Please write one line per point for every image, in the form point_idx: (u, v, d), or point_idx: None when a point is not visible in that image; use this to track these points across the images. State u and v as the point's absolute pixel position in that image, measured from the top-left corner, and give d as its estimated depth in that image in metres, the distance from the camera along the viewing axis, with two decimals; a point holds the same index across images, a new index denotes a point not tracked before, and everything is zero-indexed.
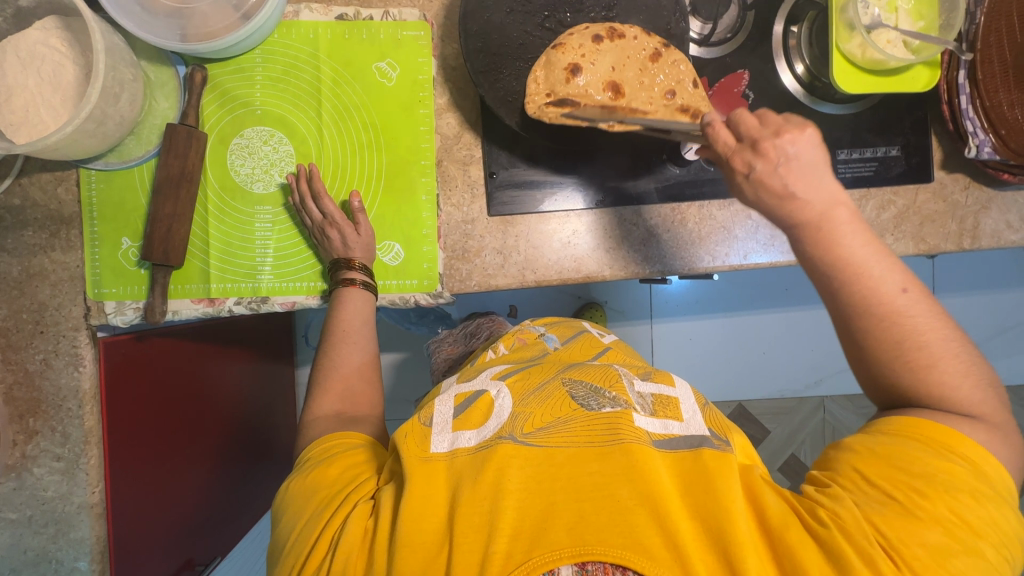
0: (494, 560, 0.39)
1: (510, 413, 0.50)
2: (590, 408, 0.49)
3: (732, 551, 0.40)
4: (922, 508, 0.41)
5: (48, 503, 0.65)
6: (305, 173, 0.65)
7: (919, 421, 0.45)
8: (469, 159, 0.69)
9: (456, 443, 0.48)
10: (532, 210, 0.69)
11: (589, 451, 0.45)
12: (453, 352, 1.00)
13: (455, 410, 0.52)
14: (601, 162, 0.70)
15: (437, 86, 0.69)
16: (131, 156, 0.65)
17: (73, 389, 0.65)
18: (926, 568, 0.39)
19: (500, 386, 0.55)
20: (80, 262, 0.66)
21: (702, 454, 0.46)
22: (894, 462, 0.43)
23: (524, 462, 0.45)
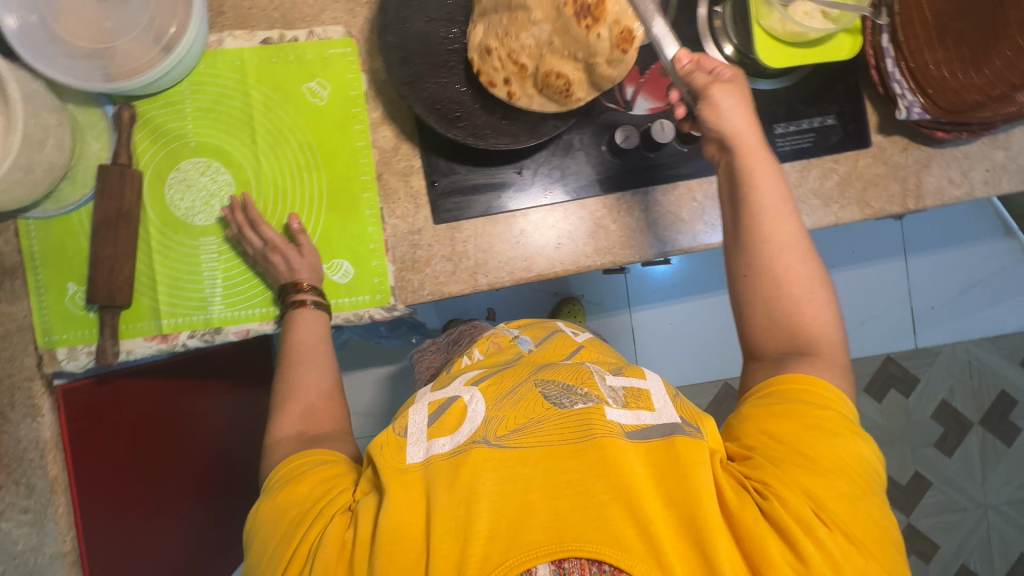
0: (470, 564, 0.39)
1: (482, 418, 0.50)
2: (562, 406, 0.48)
3: (705, 537, 0.41)
4: (823, 455, 0.46)
5: (18, 557, 0.64)
6: (240, 204, 0.65)
7: (792, 376, 0.53)
8: (409, 169, 0.69)
9: (431, 451, 0.48)
10: (477, 214, 0.69)
11: (563, 449, 0.45)
12: (434, 360, 1.01)
13: (430, 418, 0.52)
14: (541, 160, 0.70)
15: (369, 101, 0.68)
16: (67, 201, 0.64)
17: (33, 440, 0.65)
18: (841, 509, 0.44)
19: (471, 391, 0.54)
20: (27, 312, 0.65)
21: (676, 441, 0.46)
22: (796, 421, 0.49)
23: (497, 465, 0.44)
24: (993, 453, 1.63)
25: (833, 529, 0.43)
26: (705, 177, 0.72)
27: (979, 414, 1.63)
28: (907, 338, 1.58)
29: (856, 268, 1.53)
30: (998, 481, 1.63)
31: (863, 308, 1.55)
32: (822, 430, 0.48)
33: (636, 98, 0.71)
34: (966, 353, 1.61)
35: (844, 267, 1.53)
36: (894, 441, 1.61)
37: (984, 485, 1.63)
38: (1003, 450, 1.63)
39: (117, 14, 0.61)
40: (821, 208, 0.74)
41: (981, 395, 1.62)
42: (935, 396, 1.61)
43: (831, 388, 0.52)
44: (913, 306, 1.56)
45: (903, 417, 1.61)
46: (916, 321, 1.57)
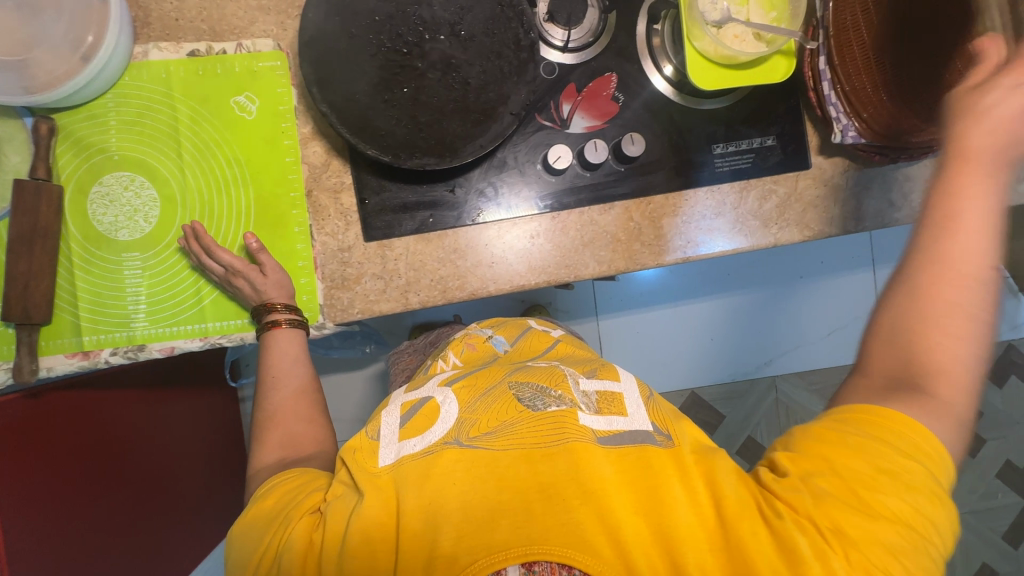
0: (442, 563, 0.43)
1: (455, 419, 0.54)
2: (536, 409, 0.52)
3: (674, 543, 0.45)
4: (859, 494, 0.44)
5: None
6: (192, 233, 0.64)
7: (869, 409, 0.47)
8: (339, 186, 0.68)
9: (401, 452, 0.52)
10: (408, 232, 0.68)
11: (534, 452, 0.48)
12: (413, 362, 1.02)
13: (401, 418, 0.56)
14: (475, 177, 0.69)
15: (299, 115, 0.67)
16: None
17: None
18: (868, 540, 0.43)
19: (445, 393, 0.59)
20: None
21: (646, 449, 0.49)
22: (837, 455, 0.46)
23: (467, 466, 0.48)
24: (958, 464, 1.64)
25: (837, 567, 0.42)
26: (642, 197, 0.71)
27: None
28: None
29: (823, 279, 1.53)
30: (962, 492, 1.64)
31: (830, 319, 1.56)
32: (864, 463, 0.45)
33: (572, 116, 0.70)
34: None
35: (812, 278, 1.53)
36: None
37: (948, 495, 1.64)
38: (968, 462, 1.64)
39: (31, 21, 0.59)
40: (759, 229, 0.73)
41: None
42: None
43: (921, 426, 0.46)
44: None
45: None
46: None
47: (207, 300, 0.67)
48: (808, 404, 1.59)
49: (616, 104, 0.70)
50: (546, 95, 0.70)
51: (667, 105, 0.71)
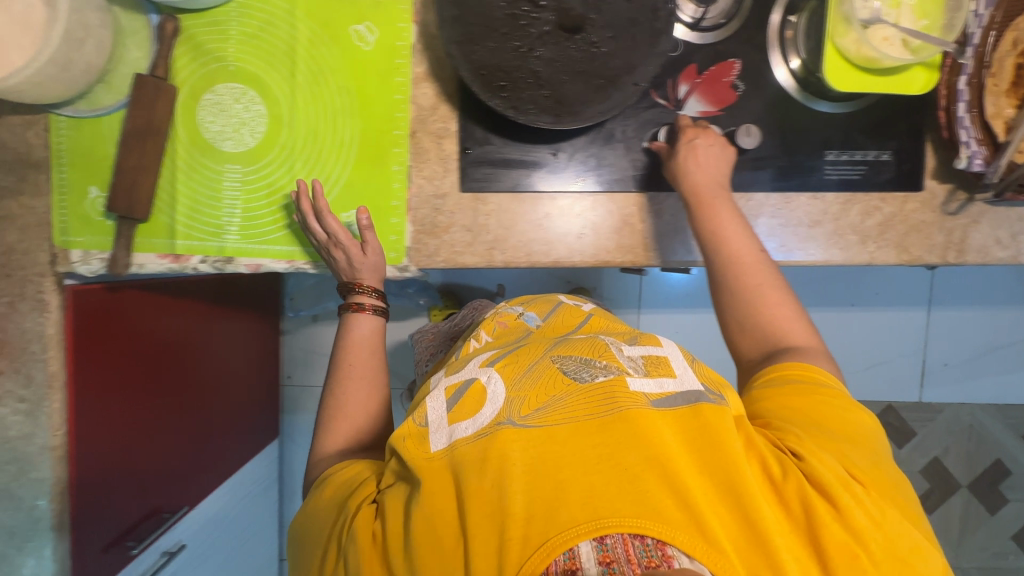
0: (510, 547, 0.37)
1: (505, 398, 0.46)
2: (583, 380, 0.46)
3: (749, 504, 0.40)
4: (822, 424, 0.49)
5: (9, 442, 0.67)
6: (305, 191, 0.64)
7: (792, 363, 0.55)
8: (443, 132, 0.67)
9: (454, 437, 0.44)
10: (504, 188, 0.68)
11: (589, 423, 0.43)
12: (434, 339, 1.01)
13: (448, 403, 0.47)
14: (580, 145, 0.68)
15: (415, 54, 0.66)
16: (100, 104, 0.64)
17: (38, 333, 0.67)
18: (864, 468, 0.46)
19: (490, 370, 0.49)
20: (48, 208, 0.65)
21: (702, 410, 0.44)
22: (820, 401, 0.51)
23: (527, 443, 0.42)
24: (974, 518, 1.61)
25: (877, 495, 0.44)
26: (744, 192, 0.69)
27: (968, 477, 1.60)
28: (912, 390, 1.55)
29: (876, 310, 1.51)
30: (972, 547, 1.62)
31: (876, 351, 1.53)
32: (815, 400, 0.51)
33: (688, 98, 0.67)
34: (971, 416, 1.57)
35: (862, 306, 1.51)
36: None
37: (958, 546, 1.61)
38: (985, 518, 1.60)
39: None
40: (855, 245, 0.71)
41: (975, 460, 1.59)
42: (927, 452, 1.58)
43: (819, 367, 0.55)
44: (926, 358, 1.54)
45: None
46: (925, 374, 1.55)
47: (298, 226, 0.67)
48: None
49: (736, 92, 0.68)
50: (666, 72, 0.68)
51: (786, 100, 0.68)
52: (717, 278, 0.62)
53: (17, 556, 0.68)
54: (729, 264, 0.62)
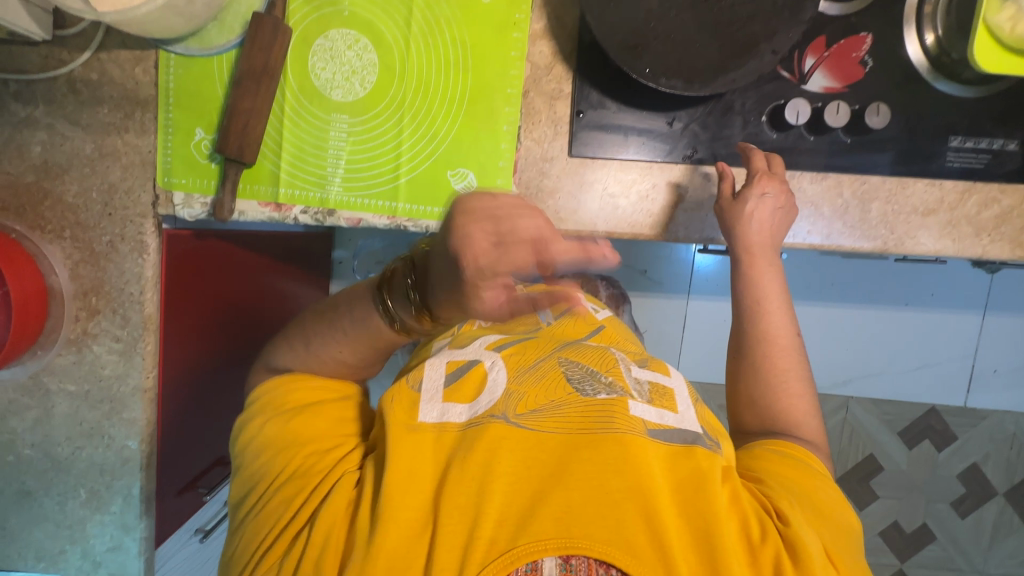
0: (476, 547, 0.40)
1: (502, 390, 0.53)
2: (585, 393, 0.53)
3: (718, 555, 0.42)
4: (811, 499, 0.51)
5: (103, 381, 0.68)
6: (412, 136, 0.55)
7: (788, 440, 0.59)
8: (557, 93, 0.65)
9: (446, 416, 0.50)
10: (615, 155, 0.66)
11: (582, 436, 0.47)
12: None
13: (448, 378, 0.55)
14: (696, 115, 0.65)
15: (534, 10, 0.64)
16: (212, 44, 0.62)
17: (136, 275, 0.66)
18: (846, 562, 0.48)
19: (495, 358, 0.58)
20: (152, 148, 0.64)
21: (695, 452, 0.49)
22: (804, 481, 0.53)
23: (515, 449, 0.46)
24: (1007, 525, 1.60)
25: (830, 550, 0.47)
26: (860, 174, 0.67)
27: (1006, 485, 1.58)
28: (958, 394, 1.52)
29: (931, 312, 1.47)
30: (1001, 554, 1.61)
31: (926, 353, 1.50)
32: (806, 479, 0.54)
33: (813, 72, 0.65)
34: (1015, 424, 1.54)
35: (917, 307, 1.47)
36: (912, 489, 1.58)
37: (987, 553, 1.61)
38: (1018, 526, 1.60)
39: None
40: (969, 237, 0.69)
41: (1015, 468, 1.58)
42: (967, 457, 1.57)
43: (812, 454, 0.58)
44: (976, 364, 1.50)
45: (928, 470, 1.58)
46: (973, 379, 1.51)
47: (403, 181, 0.65)
48: (874, 432, 1.55)
49: (864, 68, 0.65)
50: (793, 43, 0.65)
51: (916, 80, 0.65)
52: (745, 341, 0.66)
53: (106, 493, 0.69)
54: (765, 340, 0.64)
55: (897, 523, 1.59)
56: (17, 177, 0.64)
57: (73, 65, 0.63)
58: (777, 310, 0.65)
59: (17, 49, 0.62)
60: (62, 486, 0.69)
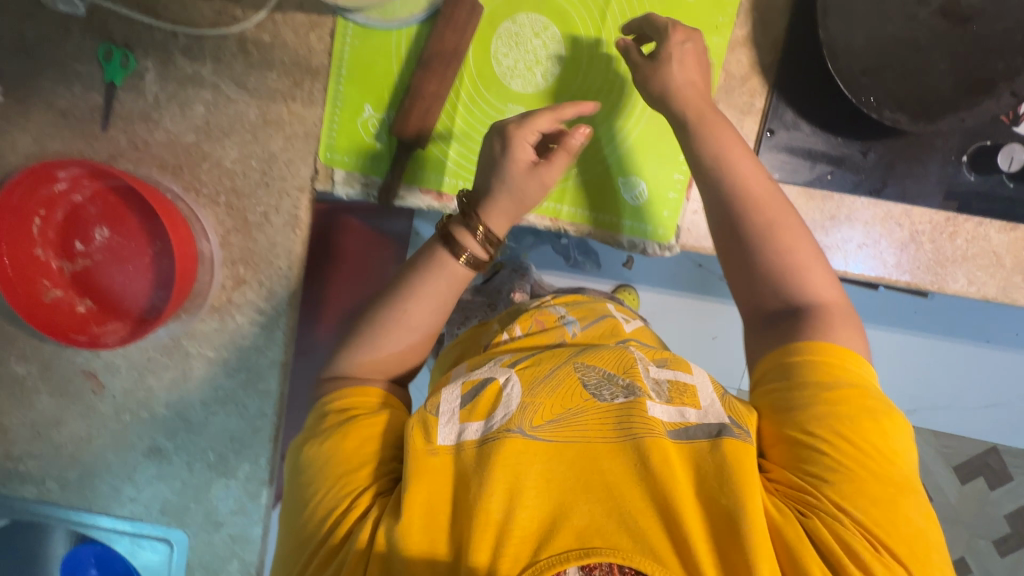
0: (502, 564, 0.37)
1: (517, 403, 0.43)
2: (602, 399, 0.44)
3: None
4: (877, 443, 0.42)
5: (244, 351, 0.67)
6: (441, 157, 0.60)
7: (826, 342, 0.47)
8: (748, 107, 0.61)
9: (464, 437, 0.42)
10: (799, 181, 0.62)
11: (601, 444, 0.41)
12: (475, 298, 0.87)
13: (464, 398, 0.44)
14: (893, 147, 0.61)
15: (740, 15, 0.60)
16: (393, 17, 0.59)
17: (286, 249, 0.64)
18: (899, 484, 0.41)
19: (508, 371, 0.46)
20: (318, 121, 0.61)
21: (726, 447, 0.41)
22: (867, 417, 0.43)
23: (535, 458, 0.40)
24: None
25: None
26: None
27: None
28: None
29: None
30: None
31: None
32: (875, 420, 0.43)
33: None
34: None
35: None
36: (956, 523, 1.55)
37: None
38: None
39: None
40: None
41: None
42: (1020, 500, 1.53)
43: (850, 356, 0.46)
44: None
45: (976, 507, 1.53)
46: None
47: (571, 184, 0.62)
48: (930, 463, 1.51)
49: None
50: None
51: None
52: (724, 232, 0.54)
53: (233, 459, 0.70)
54: (748, 217, 0.52)
55: None
56: (177, 136, 0.62)
57: (246, 24, 0.59)
58: (824, 290, 0.51)
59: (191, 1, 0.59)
60: (192, 447, 0.70)
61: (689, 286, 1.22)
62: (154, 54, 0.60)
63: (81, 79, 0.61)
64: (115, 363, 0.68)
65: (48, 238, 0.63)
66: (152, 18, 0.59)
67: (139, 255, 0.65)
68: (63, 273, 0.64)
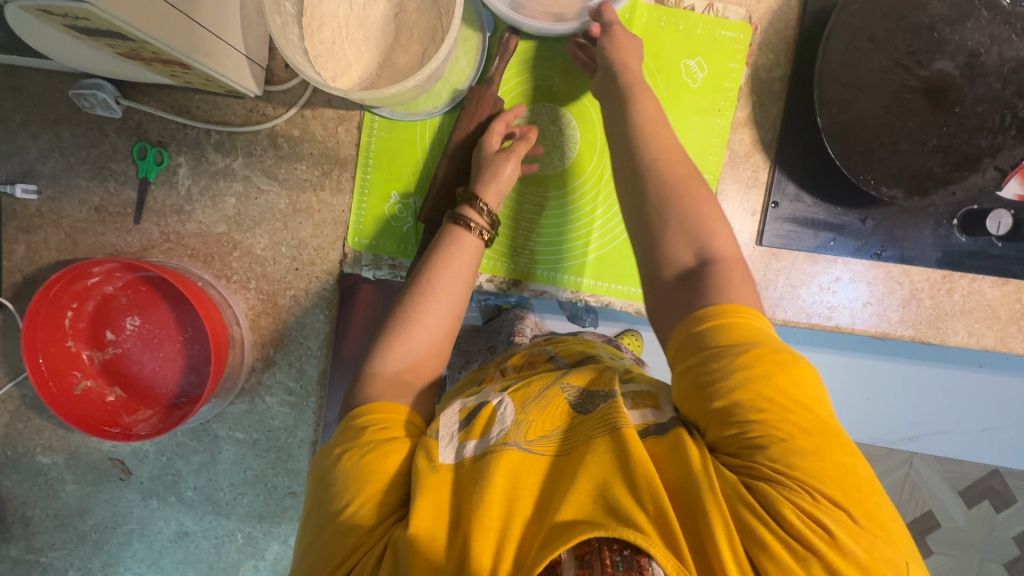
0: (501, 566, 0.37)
1: (512, 420, 0.45)
2: (587, 411, 0.45)
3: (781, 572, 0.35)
4: (805, 405, 0.40)
5: (273, 431, 0.68)
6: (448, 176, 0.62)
7: (715, 307, 0.44)
8: (752, 181, 0.65)
9: (461, 454, 0.44)
10: (804, 248, 0.65)
11: (582, 446, 0.42)
12: (473, 342, 0.87)
13: (462, 422, 0.47)
14: (889, 213, 0.65)
15: (740, 98, 0.64)
16: (417, 110, 0.63)
17: (316, 329, 0.66)
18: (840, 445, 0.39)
19: (501, 395, 0.49)
20: (346, 208, 0.64)
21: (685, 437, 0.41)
22: (790, 376, 0.40)
23: (527, 468, 0.42)
24: None
25: (870, 543, 0.36)
26: None
27: None
28: None
29: None
30: None
31: None
32: (789, 375, 0.40)
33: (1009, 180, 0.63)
34: None
35: None
36: (967, 547, 1.55)
37: None
38: None
39: None
40: None
41: None
42: None
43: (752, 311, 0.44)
44: None
45: (985, 529, 1.55)
46: None
47: (590, 257, 0.66)
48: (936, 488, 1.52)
49: None
50: None
51: None
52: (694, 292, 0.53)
53: (262, 539, 0.70)
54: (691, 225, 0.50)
55: None
56: (209, 227, 0.64)
57: (277, 120, 0.62)
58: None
59: (223, 100, 0.62)
60: (220, 529, 0.70)
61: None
62: (187, 150, 0.63)
63: (115, 176, 0.63)
64: (142, 449, 0.68)
65: (79, 329, 0.64)
66: (185, 117, 0.62)
67: (169, 341, 0.66)
68: (94, 363, 0.65)
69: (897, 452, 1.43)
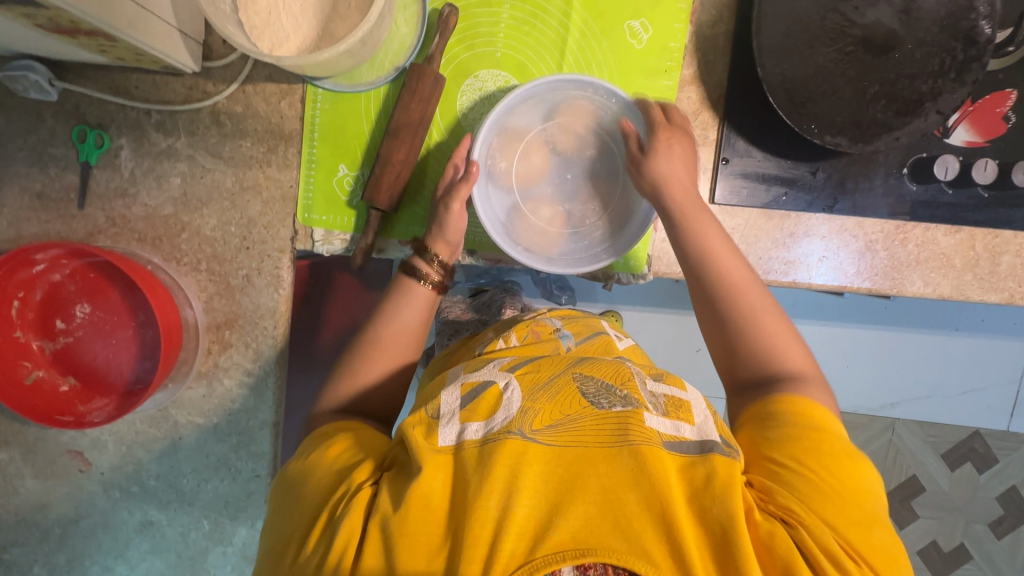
0: (499, 561, 0.36)
1: (518, 407, 0.42)
2: (600, 406, 0.42)
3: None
4: (845, 483, 0.42)
5: (234, 415, 0.67)
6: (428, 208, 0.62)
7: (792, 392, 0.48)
8: (702, 140, 0.65)
9: (462, 437, 0.41)
10: (757, 204, 0.65)
11: (594, 452, 0.39)
12: (462, 316, 0.84)
13: (464, 399, 0.43)
14: (839, 166, 0.65)
15: (686, 56, 0.64)
16: (360, 81, 0.62)
17: (270, 309, 0.65)
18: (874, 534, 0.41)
19: (508, 377, 0.45)
20: (294, 183, 0.63)
21: (713, 461, 0.40)
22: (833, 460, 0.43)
23: (539, 466, 0.39)
24: None
25: None
26: (994, 228, 0.66)
27: None
28: None
29: None
30: None
31: None
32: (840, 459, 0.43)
33: (956, 126, 0.65)
34: None
35: None
36: (952, 510, 1.48)
37: None
38: None
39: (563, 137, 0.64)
40: None
41: None
42: (1006, 481, 1.47)
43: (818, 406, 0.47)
44: None
45: (969, 491, 1.48)
46: None
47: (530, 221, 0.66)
48: (919, 454, 1.45)
49: (1007, 123, 0.65)
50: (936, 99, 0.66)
51: None
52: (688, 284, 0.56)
53: (229, 524, 0.69)
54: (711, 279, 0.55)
55: (936, 543, 1.49)
56: (155, 209, 0.63)
57: (218, 97, 0.62)
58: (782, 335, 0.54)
59: (162, 79, 0.61)
60: (186, 517, 0.69)
61: (664, 301, 1.21)
62: (128, 132, 0.62)
63: (56, 161, 0.62)
64: (101, 440, 0.67)
65: (28, 318, 0.62)
66: (124, 98, 0.61)
67: (122, 328, 0.65)
68: (45, 353, 0.64)
69: (877, 420, 1.42)
